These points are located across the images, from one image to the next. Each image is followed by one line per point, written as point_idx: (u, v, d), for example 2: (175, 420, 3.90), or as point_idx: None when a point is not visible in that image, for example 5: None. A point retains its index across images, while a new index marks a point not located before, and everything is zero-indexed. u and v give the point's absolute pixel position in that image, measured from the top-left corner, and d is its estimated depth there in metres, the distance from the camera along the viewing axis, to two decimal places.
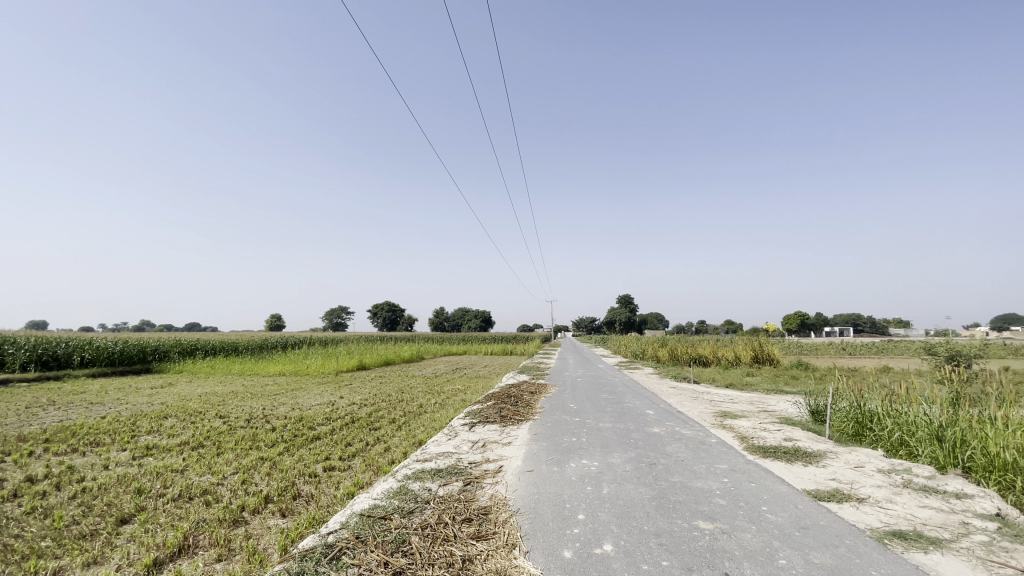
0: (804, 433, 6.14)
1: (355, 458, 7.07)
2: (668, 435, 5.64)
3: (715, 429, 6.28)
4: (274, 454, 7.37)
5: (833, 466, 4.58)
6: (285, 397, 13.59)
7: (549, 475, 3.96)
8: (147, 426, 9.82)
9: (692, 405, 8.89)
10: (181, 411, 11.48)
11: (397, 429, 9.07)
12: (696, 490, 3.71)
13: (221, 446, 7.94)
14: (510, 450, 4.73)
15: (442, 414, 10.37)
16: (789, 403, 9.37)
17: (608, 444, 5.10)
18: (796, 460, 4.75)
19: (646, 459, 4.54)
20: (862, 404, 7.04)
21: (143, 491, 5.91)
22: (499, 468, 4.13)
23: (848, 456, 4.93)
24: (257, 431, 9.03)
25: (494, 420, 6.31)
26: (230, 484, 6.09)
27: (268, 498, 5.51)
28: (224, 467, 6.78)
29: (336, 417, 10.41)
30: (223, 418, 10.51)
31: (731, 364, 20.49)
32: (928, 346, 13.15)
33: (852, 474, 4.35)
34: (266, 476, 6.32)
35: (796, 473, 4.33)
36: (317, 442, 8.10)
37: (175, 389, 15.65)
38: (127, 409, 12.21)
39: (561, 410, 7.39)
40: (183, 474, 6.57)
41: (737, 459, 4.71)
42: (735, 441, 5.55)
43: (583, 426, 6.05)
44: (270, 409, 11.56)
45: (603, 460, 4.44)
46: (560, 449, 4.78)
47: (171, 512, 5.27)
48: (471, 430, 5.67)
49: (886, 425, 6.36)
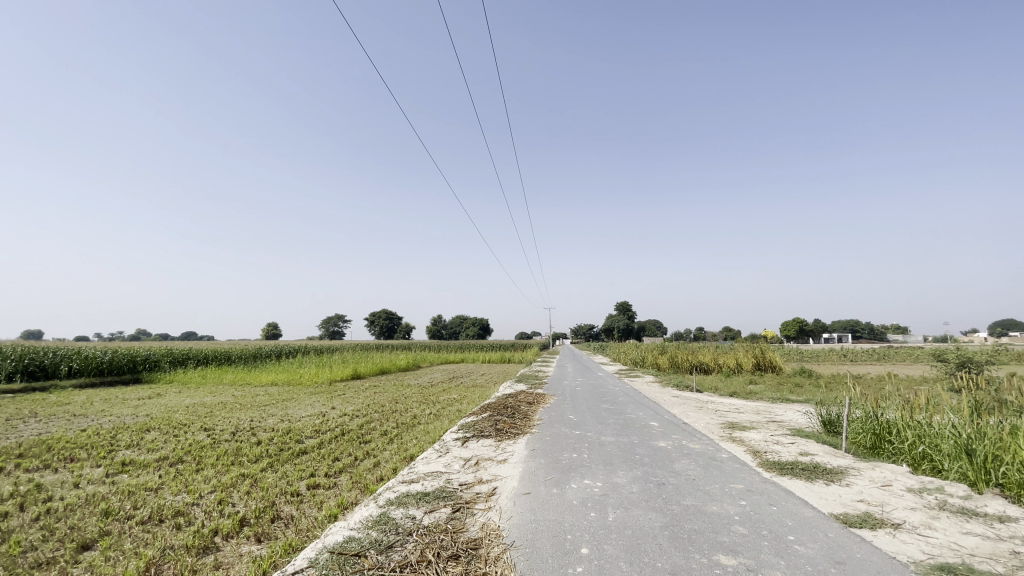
0: (820, 446, 5.75)
1: (342, 475, 6.66)
2: (676, 450, 5.25)
3: (724, 442, 5.89)
4: (256, 470, 6.96)
5: (859, 485, 4.19)
6: (275, 408, 13.14)
7: (548, 499, 3.56)
8: (127, 440, 9.35)
9: (697, 415, 8.48)
10: (165, 423, 11.04)
11: (389, 442, 8.65)
12: (712, 516, 3.33)
13: (202, 461, 7.51)
14: (505, 469, 4.32)
15: (436, 425, 9.96)
16: (798, 412, 8.96)
17: (611, 461, 4.70)
18: (817, 478, 4.36)
19: (653, 478, 4.13)
20: (879, 415, 6.64)
21: (111, 513, 5.48)
22: (493, 490, 3.73)
23: (873, 474, 4.54)
24: (242, 445, 8.62)
25: (489, 434, 5.91)
26: (206, 504, 5.66)
27: (244, 520, 5.08)
28: (201, 485, 6.36)
29: (325, 429, 9.98)
30: (208, 431, 10.06)
31: (733, 371, 20.08)
32: (936, 353, 12.85)
33: (881, 495, 3.96)
34: (244, 496, 5.90)
35: (820, 494, 3.94)
36: (303, 457, 7.68)
37: (163, 400, 15.13)
38: (110, 421, 11.74)
39: (560, 422, 6.97)
40: (156, 494, 6.13)
41: (754, 478, 4.32)
42: (748, 456, 5.16)
43: (584, 440, 5.64)
44: (258, 421, 11.13)
45: (607, 480, 4.04)
46: (560, 468, 4.37)
47: (138, 537, 4.85)
48: (463, 446, 5.27)
49: (906, 437, 5.97)
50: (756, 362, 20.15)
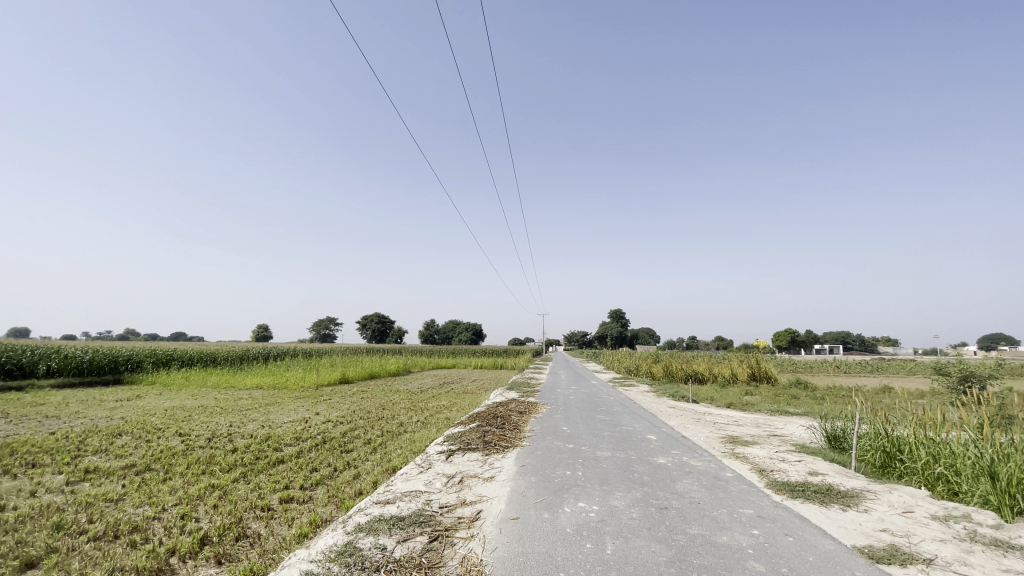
0: (829, 465, 5.38)
1: (318, 488, 6.23)
2: (677, 468, 4.87)
3: (727, 459, 5.54)
4: (228, 481, 6.52)
5: (879, 511, 3.83)
6: (257, 412, 12.65)
7: (538, 526, 3.16)
8: (96, 444, 8.88)
9: (696, 428, 8.10)
10: (139, 427, 10.52)
11: (372, 452, 8.23)
12: (723, 549, 2.94)
13: (171, 470, 7.04)
14: (492, 489, 3.92)
15: (423, 434, 9.54)
16: (799, 427, 8.59)
17: (608, 480, 4.32)
18: (832, 503, 3.98)
19: (654, 501, 3.75)
20: (888, 431, 6.29)
21: (62, 526, 5.01)
22: (477, 515, 3.32)
23: (891, 498, 4.18)
24: (216, 452, 8.17)
25: (476, 447, 5.51)
26: (167, 519, 5.22)
27: (205, 538, 4.65)
28: (166, 497, 5.92)
29: (307, 436, 9.52)
30: (183, 436, 9.58)
31: (728, 382, 19.74)
32: (937, 367, 12.51)
33: (905, 524, 3.60)
34: (210, 510, 5.46)
35: (839, 522, 3.57)
36: (280, 467, 7.25)
37: (141, 402, 14.62)
38: (83, 423, 11.21)
39: (552, 434, 6.57)
40: (116, 506, 5.68)
41: (764, 502, 3.93)
42: (754, 476, 4.78)
43: (578, 456, 5.26)
44: (237, 426, 10.64)
45: (603, 502, 3.65)
46: (552, 488, 3.98)
47: (88, 555, 4.40)
48: (448, 460, 4.86)
49: (919, 456, 5.62)
50: (752, 373, 19.79)
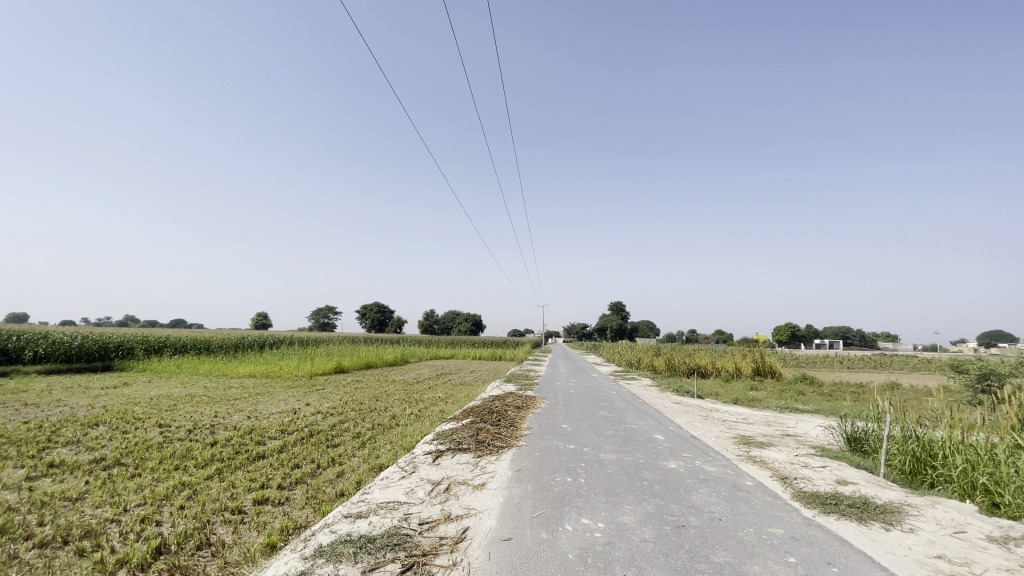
0: (857, 472, 4.86)
1: (297, 488, 5.74)
2: (691, 475, 4.36)
3: (743, 464, 5.02)
4: (200, 478, 6.03)
5: (926, 532, 3.32)
6: (245, 402, 12.16)
7: (534, 550, 2.66)
8: (69, 435, 8.37)
9: (705, 426, 7.59)
10: (118, 418, 10.01)
11: (360, 447, 7.74)
12: None
13: (141, 466, 6.55)
14: (482, 500, 3.42)
15: (416, 427, 9.05)
16: (815, 427, 8.05)
17: (614, 489, 3.81)
18: (872, 521, 3.46)
19: (669, 518, 3.25)
20: (918, 434, 5.73)
21: (7, 530, 4.51)
22: (462, 535, 2.82)
23: (938, 515, 3.67)
24: (193, 445, 7.67)
25: (468, 447, 5.01)
26: (125, 523, 4.72)
27: (162, 547, 4.17)
28: (130, 496, 5.43)
29: (293, 429, 9.02)
30: (161, 428, 9.06)
31: (732, 377, 19.23)
32: (951, 365, 11.95)
33: (960, 549, 3.10)
34: (175, 513, 4.96)
35: (884, 546, 3.06)
36: (259, 462, 6.77)
37: (127, 390, 14.09)
38: (60, 412, 10.70)
39: (551, 433, 6.05)
40: (73, 507, 5.19)
41: (794, 518, 3.43)
42: (775, 485, 4.27)
43: (580, 459, 4.74)
44: (221, 417, 10.14)
45: (611, 519, 3.15)
46: (551, 498, 3.49)
47: (29, 564, 3.91)
48: (434, 464, 4.35)
49: (954, 462, 5.07)
50: (756, 368, 19.28)
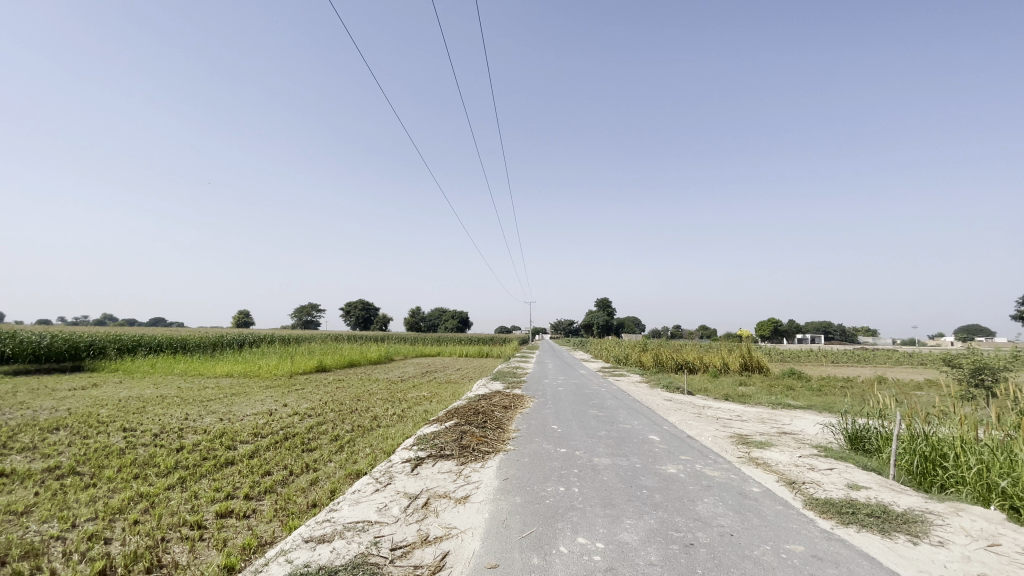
0: (867, 475, 4.54)
1: (266, 498, 5.29)
2: (693, 482, 4.02)
3: (747, 467, 4.69)
4: (161, 488, 5.56)
5: (958, 546, 3.00)
6: (219, 403, 11.59)
7: None
8: (23, 441, 7.77)
9: (700, 425, 7.26)
10: (80, 422, 9.38)
11: (337, 451, 7.28)
12: None
13: (96, 475, 6.03)
14: (464, 516, 3.04)
15: (397, 430, 8.60)
16: (811, 425, 7.76)
17: (611, 500, 3.45)
18: (896, 533, 3.13)
19: (676, 534, 2.89)
20: (927, 432, 5.43)
21: None
22: (441, 562, 2.43)
23: (964, 525, 3.35)
24: (158, 451, 7.16)
25: (451, 453, 4.61)
26: (70, 542, 4.24)
27: (108, 569, 3.72)
28: (80, 510, 4.93)
29: (267, 432, 8.52)
30: (125, 432, 8.48)
31: (720, 372, 19.08)
32: (940, 359, 11.87)
33: (999, 566, 2.77)
34: (126, 529, 4.50)
35: (920, 567, 2.71)
36: (227, 470, 6.31)
37: (95, 392, 13.35)
38: (19, 416, 10.04)
39: (541, 435, 5.66)
40: (14, 522, 4.68)
41: (812, 531, 3.10)
42: (785, 492, 3.93)
43: (572, 465, 4.36)
44: (192, 420, 9.59)
45: (610, 538, 2.78)
46: (542, 513, 3.11)
47: None
48: (414, 474, 3.95)
49: (967, 462, 4.77)
50: (744, 363, 19.16)
